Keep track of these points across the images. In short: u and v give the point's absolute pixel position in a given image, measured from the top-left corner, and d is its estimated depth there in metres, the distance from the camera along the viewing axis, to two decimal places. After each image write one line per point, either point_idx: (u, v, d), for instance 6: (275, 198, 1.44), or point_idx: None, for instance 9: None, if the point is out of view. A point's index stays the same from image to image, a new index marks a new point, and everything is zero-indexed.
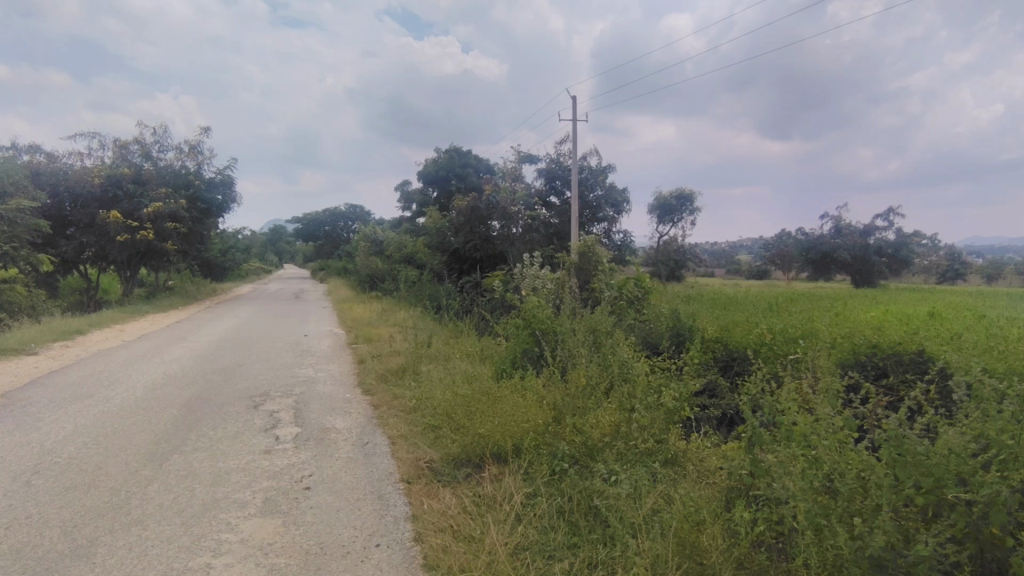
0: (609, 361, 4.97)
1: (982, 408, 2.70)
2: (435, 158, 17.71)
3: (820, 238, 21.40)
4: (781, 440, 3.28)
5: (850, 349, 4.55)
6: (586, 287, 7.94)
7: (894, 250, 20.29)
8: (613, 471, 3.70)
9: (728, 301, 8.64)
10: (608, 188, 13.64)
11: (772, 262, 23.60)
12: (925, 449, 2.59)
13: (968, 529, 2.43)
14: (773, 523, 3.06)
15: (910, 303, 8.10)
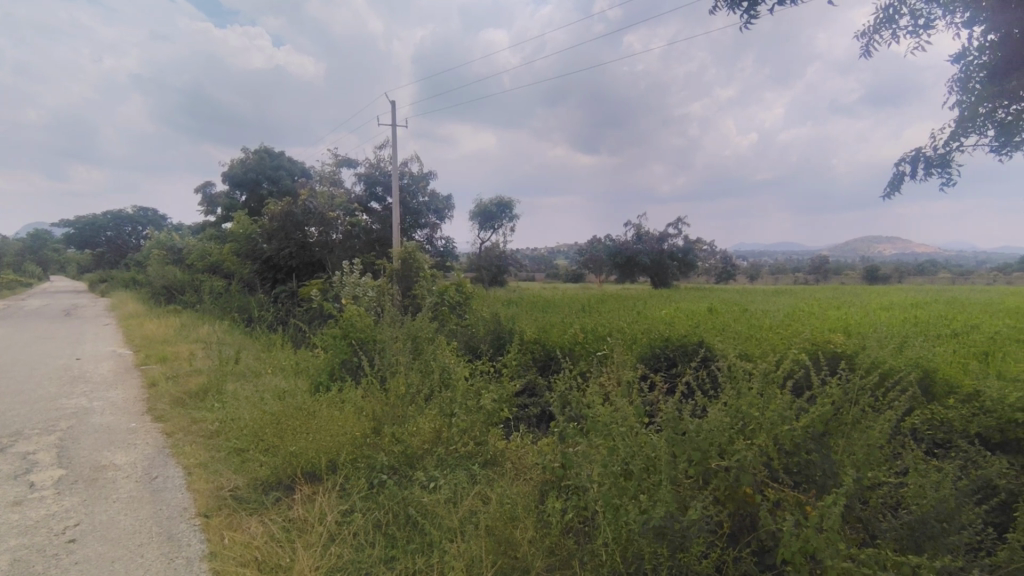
0: (430, 368, 5.04)
1: (736, 386, 3.21)
2: (242, 158, 16.36)
3: (624, 244, 23.83)
4: (585, 431, 3.57)
5: (647, 343, 5.10)
6: (408, 294, 7.94)
7: (683, 254, 23.35)
8: (432, 478, 3.77)
9: (545, 303, 9.22)
10: (431, 195, 13.79)
11: (585, 266, 25.67)
12: (695, 427, 2.99)
13: (728, 492, 2.86)
14: (580, 509, 3.31)
15: (692, 301, 9.36)
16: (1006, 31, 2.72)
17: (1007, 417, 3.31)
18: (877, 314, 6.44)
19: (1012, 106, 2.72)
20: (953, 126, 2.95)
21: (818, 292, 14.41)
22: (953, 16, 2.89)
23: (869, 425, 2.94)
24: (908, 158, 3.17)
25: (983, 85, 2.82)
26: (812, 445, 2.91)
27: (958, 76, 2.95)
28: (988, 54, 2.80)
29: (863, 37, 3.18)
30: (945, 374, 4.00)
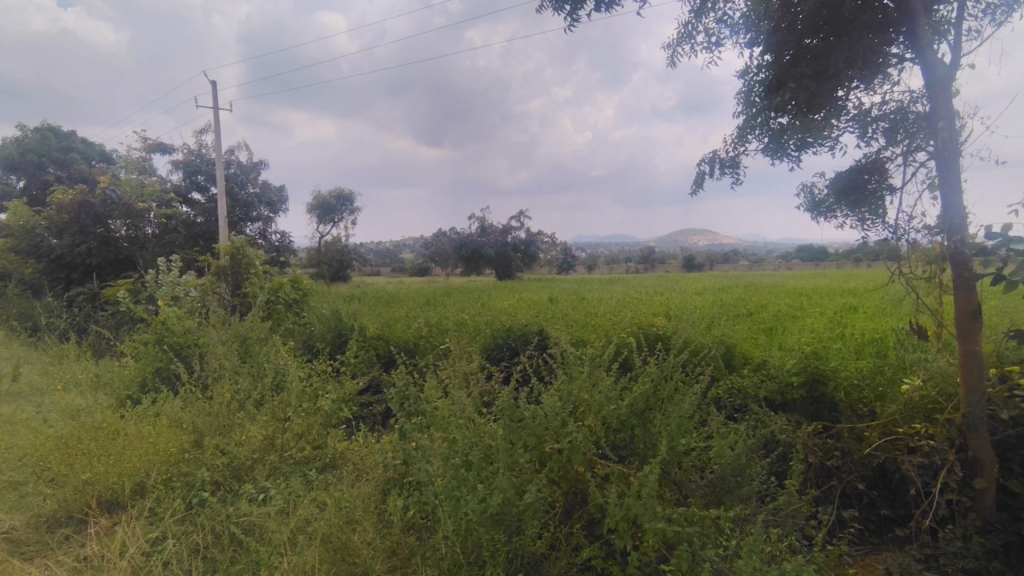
0: (262, 372, 4.69)
1: (568, 371, 3.35)
2: (19, 137, 13.84)
3: (469, 238, 24.24)
4: (425, 426, 3.51)
5: (490, 334, 5.21)
6: (236, 292, 7.30)
7: (525, 246, 24.38)
8: (263, 489, 3.50)
9: (390, 298, 9.05)
10: (263, 186, 12.85)
11: (432, 260, 25.65)
12: (530, 414, 3.07)
13: (562, 472, 2.98)
14: (422, 504, 3.26)
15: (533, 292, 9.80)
16: (777, 55, 3.15)
17: (786, 381, 3.89)
18: (690, 298, 7.24)
19: (779, 118, 3.17)
20: (738, 133, 3.37)
21: (638, 278, 15.91)
22: (737, 37, 3.29)
23: (681, 398, 3.24)
24: (705, 159, 3.58)
25: (761, 98, 3.23)
26: (635, 421, 3.14)
27: (743, 88, 3.35)
28: (764, 73, 3.23)
29: (668, 48, 3.51)
30: (741, 348, 4.56)
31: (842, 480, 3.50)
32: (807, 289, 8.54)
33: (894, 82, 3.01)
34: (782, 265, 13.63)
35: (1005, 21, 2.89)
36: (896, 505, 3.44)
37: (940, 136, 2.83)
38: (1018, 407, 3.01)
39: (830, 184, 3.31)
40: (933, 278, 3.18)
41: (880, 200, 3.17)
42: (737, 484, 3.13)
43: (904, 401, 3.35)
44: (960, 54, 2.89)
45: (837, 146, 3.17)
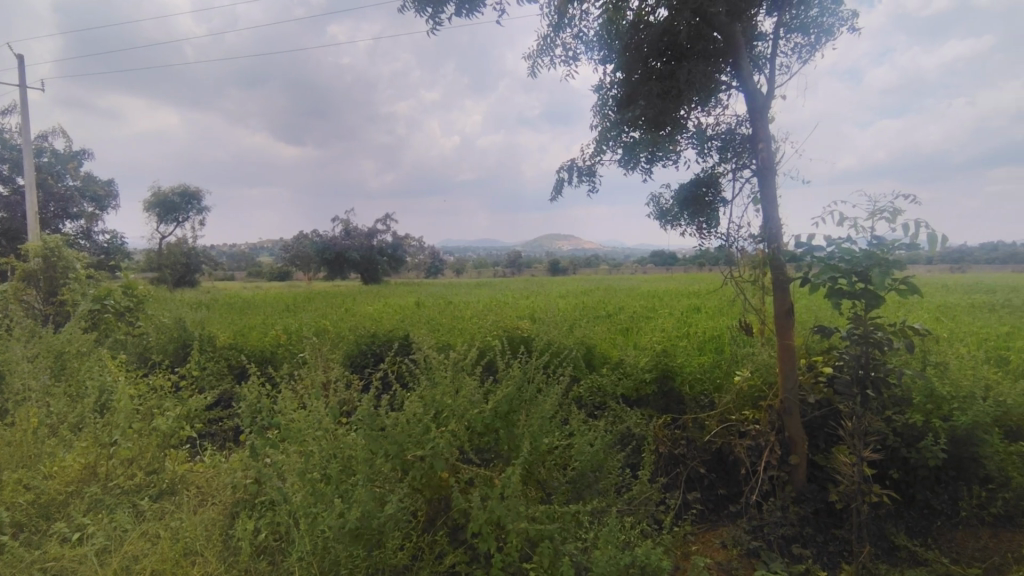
0: (82, 391, 4.08)
1: (431, 376, 3.27)
2: None
3: (334, 241, 23.24)
4: (278, 441, 3.24)
5: (354, 341, 5.00)
6: (50, 300, 6.32)
7: (392, 250, 23.94)
8: (80, 526, 3.04)
9: (243, 305, 8.36)
10: (85, 178, 11.30)
11: (292, 264, 24.18)
12: (392, 422, 2.96)
13: (425, 479, 2.91)
14: (275, 525, 3.01)
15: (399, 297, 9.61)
16: (628, 74, 3.36)
17: (640, 378, 4.16)
18: (554, 302, 7.53)
19: (630, 132, 3.39)
20: (594, 144, 3.56)
21: (503, 283, 16.26)
22: (592, 54, 3.47)
23: (543, 399, 3.30)
24: (565, 168, 3.72)
25: (614, 112, 3.44)
26: (499, 423, 3.14)
27: (598, 102, 3.54)
28: (616, 90, 3.43)
29: (529, 59, 3.59)
30: (600, 349, 4.79)
31: (686, 467, 3.80)
32: (655, 292, 9.29)
33: (725, 106, 3.35)
34: (633, 269, 14.73)
35: (809, 60, 3.33)
36: (731, 484, 3.77)
37: (761, 156, 3.19)
38: (821, 392, 3.49)
39: (675, 194, 3.59)
40: (757, 281, 3.57)
41: (714, 211, 3.49)
42: (595, 478, 3.27)
43: (737, 391, 3.76)
44: (775, 86, 3.29)
45: (679, 160, 3.46)
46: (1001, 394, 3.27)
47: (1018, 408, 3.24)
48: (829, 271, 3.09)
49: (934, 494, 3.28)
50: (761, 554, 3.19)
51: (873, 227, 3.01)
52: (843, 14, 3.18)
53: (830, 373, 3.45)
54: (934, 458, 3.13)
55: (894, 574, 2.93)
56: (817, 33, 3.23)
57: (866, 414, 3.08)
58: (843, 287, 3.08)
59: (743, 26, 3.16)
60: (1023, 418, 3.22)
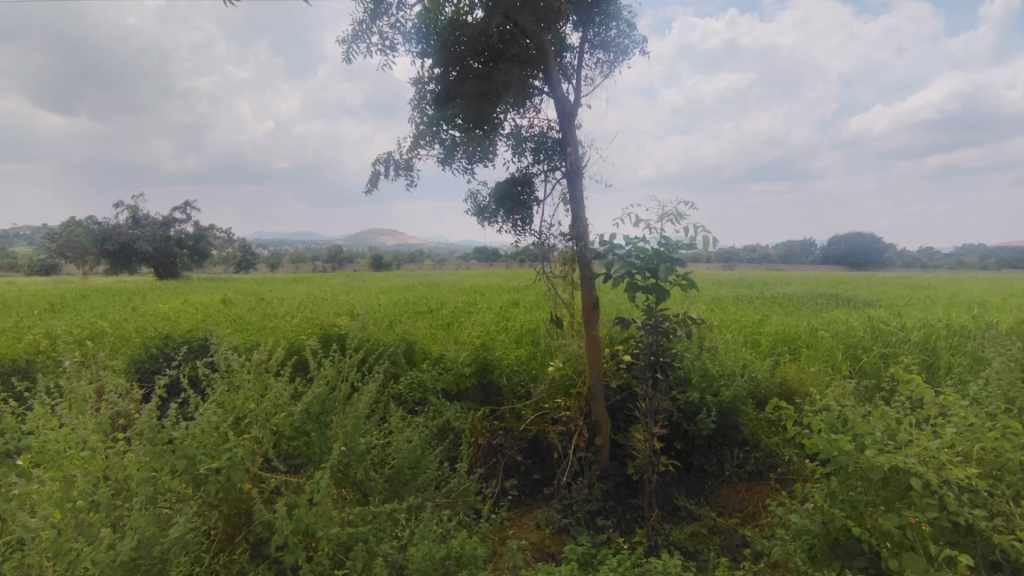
0: None
1: (229, 381, 2.95)
2: None
3: (117, 229, 20.11)
4: (27, 467, 2.68)
5: (139, 344, 4.36)
6: None
7: (193, 241, 21.55)
8: None
9: None
10: None
11: (61, 256, 20.40)
12: (179, 434, 2.61)
13: (222, 494, 2.61)
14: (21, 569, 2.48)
15: (196, 293, 8.62)
16: (445, 71, 3.38)
17: (460, 372, 4.20)
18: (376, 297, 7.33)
19: (448, 129, 3.41)
20: (412, 139, 3.50)
21: (318, 278, 15.53)
22: (411, 46, 3.42)
23: (358, 398, 3.15)
24: (382, 160, 3.61)
25: (432, 107, 3.42)
26: (310, 426, 2.93)
27: (416, 97, 3.51)
28: (434, 85, 3.44)
29: (343, 44, 3.42)
30: (422, 344, 4.76)
31: (504, 455, 3.93)
32: (478, 288, 9.53)
33: (537, 110, 3.52)
34: (455, 263, 15.02)
35: (610, 74, 3.64)
36: (544, 468, 3.97)
37: (569, 159, 3.40)
38: (621, 377, 3.84)
39: (492, 193, 3.70)
40: (567, 276, 3.80)
41: (528, 209, 3.65)
42: (413, 475, 3.19)
43: (550, 380, 3.97)
44: (581, 95, 3.53)
45: (494, 159, 3.56)
46: (753, 371, 3.92)
47: (765, 384, 3.91)
48: (628, 268, 3.41)
49: (706, 459, 3.81)
50: (570, 530, 3.44)
51: (662, 229, 3.39)
52: (636, 37, 3.54)
53: (628, 361, 3.80)
54: (707, 429, 3.63)
55: (676, 532, 3.36)
56: (616, 52, 3.55)
57: (657, 396, 3.45)
58: (639, 283, 3.42)
59: (552, 36, 3.32)
60: (768, 391, 3.89)
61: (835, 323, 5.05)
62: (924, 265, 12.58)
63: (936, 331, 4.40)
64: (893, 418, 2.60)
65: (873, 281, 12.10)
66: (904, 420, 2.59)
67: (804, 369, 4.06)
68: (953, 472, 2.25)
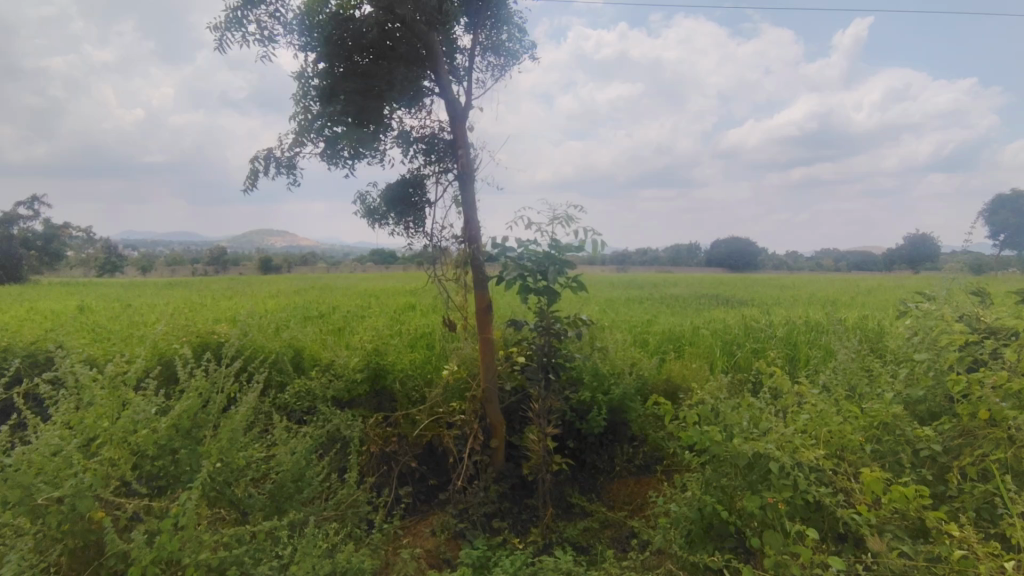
0: None
1: (77, 398, 2.64)
2: None
3: None
4: None
5: None
6: None
7: (45, 242, 19.25)
8: None
9: None
10: None
11: None
12: (12, 460, 2.30)
13: (66, 526, 2.32)
14: None
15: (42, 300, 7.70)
16: (330, 66, 3.24)
17: (351, 378, 4.05)
18: (260, 302, 6.93)
19: (334, 126, 3.26)
20: (294, 135, 3.33)
21: (194, 283, 14.40)
22: (293, 38, 3.25)
23: (233, 411, 2.90)
24: (262, 158, 3.41)
25: (317, 103, 3.28)
26: (177, 443, 2.69)
27: (299, 91, 3.34)
28: (318, 80, 3.28)
29: (215, 32, 3.20)
30: (311, 350, 4.57)
31: (398, 463, 3.83)
32: (371, 291, 9.27)
33: (428, 111, 3.47)
34: (350, 266, 14.51)
35: (500, 78, 3.65)
36: (439, 474, 3.93)
37: (461, 161, 3.38)
38: (516, 379, 3.86)
39: (382, 194, 3.60)
40: (458, 279, 3.76)
41: (420, 211, 3.59)
42: (297, 489, 2.98)
43: (444, 384, 3.92)
44: (473, 98, 3.52)
45: (384, 159, 3.47)
46: (641, 369, 4.11)
47: (651, 381, 4.11)
48: (520, 270, 3.44)
49: (598, 456, 3.94)
50: (466, 534, 3.41)
51: (552, 232, 3.45)
52: (525, 43, 3.59)
53: (522, 362, 3.84)
54: (598, 427, 3.75)
55: (569, 528, 3.43)
56: (506, 56, 3.56)
57: (549, 396, 3.51)
58: (531, 285, 3.45)
59: (441, 36, 3.28)
60: (654, 388, 4.09)
61: (713, 322, 5.41)
62: (788, 268, 13.86)
63: (797, 328, 4.84)
64: (757, 408, 2.80)
65: (747, 283, 13.15)
66: (766, 410, 2.80)
67: (686, 365, 4.31)
68: (805, 454, 2.46)
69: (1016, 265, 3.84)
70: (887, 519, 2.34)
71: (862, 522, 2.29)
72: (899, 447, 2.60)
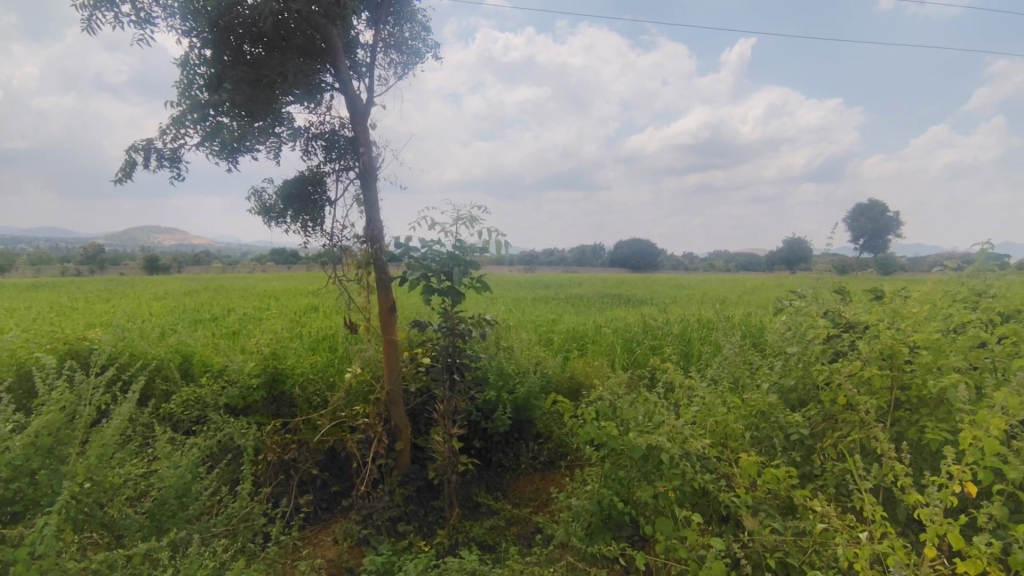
0: None
1: None
2: None
3: None
4: None
5: None
6: None
7: None
8: None
9: None
10: None
11: None
12: None
13: None
14: None
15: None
16: (216, 54, 3.06)
17: (245, 384, 3.84)
18: (144, 305, 6.41)
19: (221, 118, 3.08)
20: (177, 126, 3.11)
21: (67, 286, 13.05)
22: (174, 21, 3.03)
23: (104, 424, 2.66)
24: (140, 148, 3.16)
25: (202, 92, 3.08)
26: (36, 463, 2.42)
27: (182, 79, 3.13)
28: (204, 68, 3.08)
29: (82, 9, 2.93)
30: (200, 356, 4.30)
31: (297, 470, 3.67)
32: (269, 292, 8.81)
33: (327, 107, 3.36)
34: (247, 267, 13.71)
35: (403, 76, 3.60)
36: (343, 480, 3.82)
37: (362, 159, 3.30)
38: (421, 379, 3.82)
39: (278, 191, 3.44)
40: (361, 279, 3.66)
41: (320, 209, 3.47)
42: (181, 505, 2.76)
43: (346, 387, 3.81)
44: (374, 95, 3.44)
45: (279, 154, 3.32)
46: (545, 367, 4.21)
47: (555, 378, 4.21)
48: (423, 270, 3.41)
49: (504, 454, 3.99)
50: (370, 540, 3.33)
51: (456, 232, 3.45)
52: (429, 42, 3.57)
53: (427, 363, 3.81)
54: (503, 425, 3.79)
55: (475, 527, 3.45)
56: (409, 54, 3.52)
57: (454, 396, 3.51)
58: (435, 285, 3.42)
59: (340, 29, 3.19)
60: (558, 385, 4.20)
61: (615, 320, 5.64)
62: (686, 269, 14.71)
63: (689, 326, 5.15)
64: (649, 402, 2.95)
65: (648, 283, 13.82)
66: (658, 403, 2.95)
67: (589, 363, 4.46)
68: (692, 444, 2.62)
69: (872, 266, 4.30)
70: (762, 499, 2.54)
71: (740, 504, 2.47)
72: (773, 432, 2.83)
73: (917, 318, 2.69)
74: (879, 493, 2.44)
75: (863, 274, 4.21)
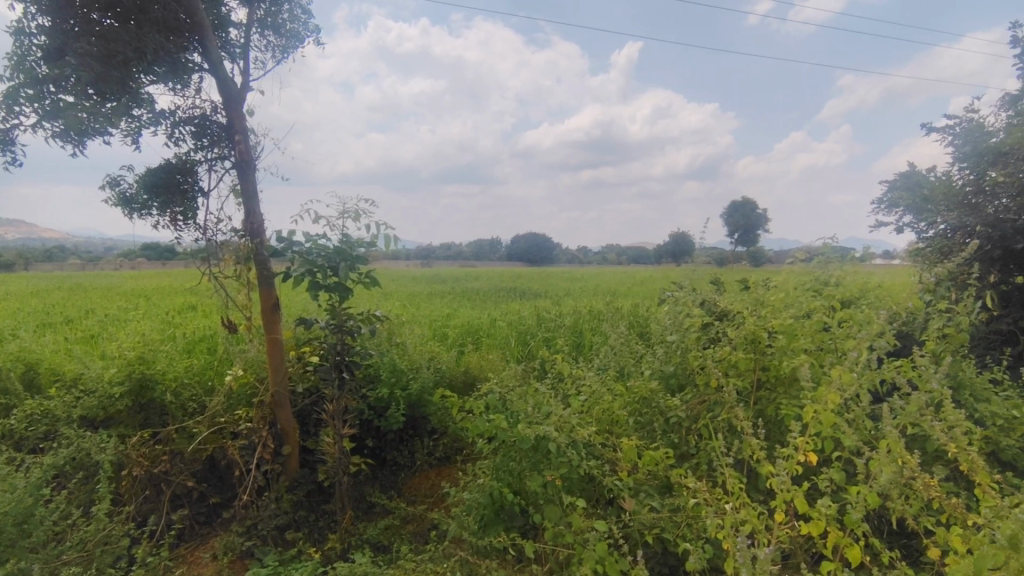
0: None
1: None
2: None
3: None
4: None
5: None
6: None
7: None
8: None
9: None
10: None
11: None
12: None
13: None
14: None
15: None
16: (57, 22, 2.75)
17: (106, 393, 3.49)
18: None
19: (64, 95, 2.76)
20: (8, 103, 2.75)
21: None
22: None
23: None
24: None
25: (39, 65, 2.75)
26: None
27: (14, 49, 2.77)
28: (41, 38, 2.75)
29: None
30: (49, 364, 3.85)
31: (170, 484, 3.38)
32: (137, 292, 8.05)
33: (197, 89, 3.11)
34: (113, 264, 12.41)
35: (282, 60, 3.41)
36: (223, 490, 3.58)
37: (237, 147, 3.09)
38: (309, 379, 3.66)
39: (140, 180, 3.14)
40: (240, 275, 3.43)
41: (191, 201, 3.21)
42: (16, 535, 2.42)
43: (226, 391, 3.57)
44: (250, 78, 3.23)
45: (139, 139, 3.03)
46: (439, 362, 4.18)
47: (450, 373, 4.19)
48: (308, 265, 3.25)
49: (399, 452, 3.93)
50: (254, 552, 3.15)
51: (343, 226, 3.32)
52: (310, 25, 3.41)
53: (315, 363, 3.65)
54: (397, 423, 3.73)
55: (368, 529, 3.36)
56: (288, 37, 3.34)
57: (344, 396, 3.39)
58: (321, 280, 3.28)
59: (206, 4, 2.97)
60: (452, 380, 4.18)
61: (509, 313, 5.71)
62: (581, 262, 15.22)
63: (580, 317, 5.32)
64: (537, 394, 3.00)
65: (546, 277, 14.15)
66: (546, 394, 3.02)
67: (483, 357, 4.49)
68: (578, 432, 2.70)
69: (742, 259, 4.65)
70: (643, 481, 2.68)
71: (622, 487, 2.59)
72: (654, 417, 2.99)
73: (774, 306, 2.94)
74: (743, 468, 2.65)
75: (735, 267, 4.53)
